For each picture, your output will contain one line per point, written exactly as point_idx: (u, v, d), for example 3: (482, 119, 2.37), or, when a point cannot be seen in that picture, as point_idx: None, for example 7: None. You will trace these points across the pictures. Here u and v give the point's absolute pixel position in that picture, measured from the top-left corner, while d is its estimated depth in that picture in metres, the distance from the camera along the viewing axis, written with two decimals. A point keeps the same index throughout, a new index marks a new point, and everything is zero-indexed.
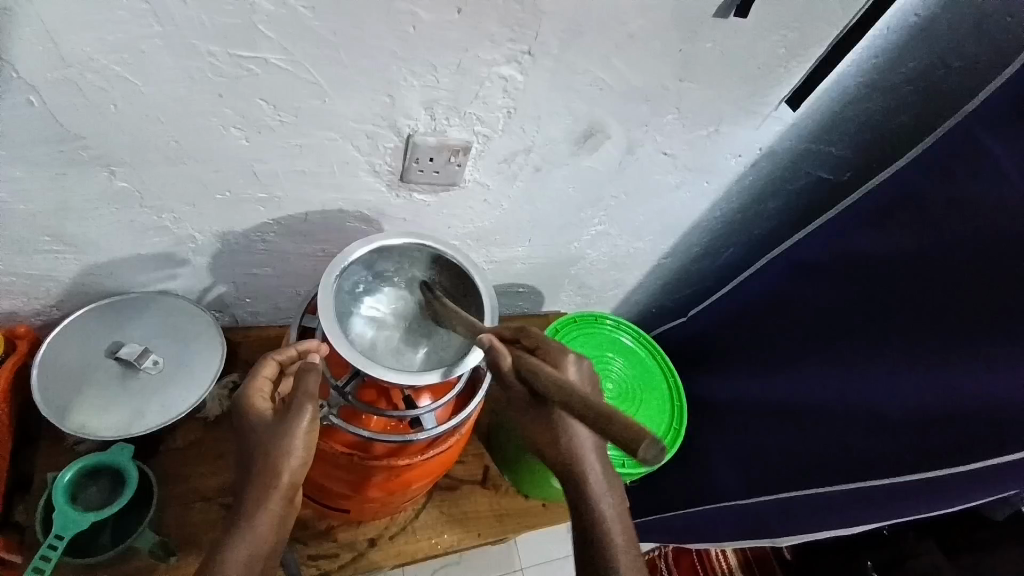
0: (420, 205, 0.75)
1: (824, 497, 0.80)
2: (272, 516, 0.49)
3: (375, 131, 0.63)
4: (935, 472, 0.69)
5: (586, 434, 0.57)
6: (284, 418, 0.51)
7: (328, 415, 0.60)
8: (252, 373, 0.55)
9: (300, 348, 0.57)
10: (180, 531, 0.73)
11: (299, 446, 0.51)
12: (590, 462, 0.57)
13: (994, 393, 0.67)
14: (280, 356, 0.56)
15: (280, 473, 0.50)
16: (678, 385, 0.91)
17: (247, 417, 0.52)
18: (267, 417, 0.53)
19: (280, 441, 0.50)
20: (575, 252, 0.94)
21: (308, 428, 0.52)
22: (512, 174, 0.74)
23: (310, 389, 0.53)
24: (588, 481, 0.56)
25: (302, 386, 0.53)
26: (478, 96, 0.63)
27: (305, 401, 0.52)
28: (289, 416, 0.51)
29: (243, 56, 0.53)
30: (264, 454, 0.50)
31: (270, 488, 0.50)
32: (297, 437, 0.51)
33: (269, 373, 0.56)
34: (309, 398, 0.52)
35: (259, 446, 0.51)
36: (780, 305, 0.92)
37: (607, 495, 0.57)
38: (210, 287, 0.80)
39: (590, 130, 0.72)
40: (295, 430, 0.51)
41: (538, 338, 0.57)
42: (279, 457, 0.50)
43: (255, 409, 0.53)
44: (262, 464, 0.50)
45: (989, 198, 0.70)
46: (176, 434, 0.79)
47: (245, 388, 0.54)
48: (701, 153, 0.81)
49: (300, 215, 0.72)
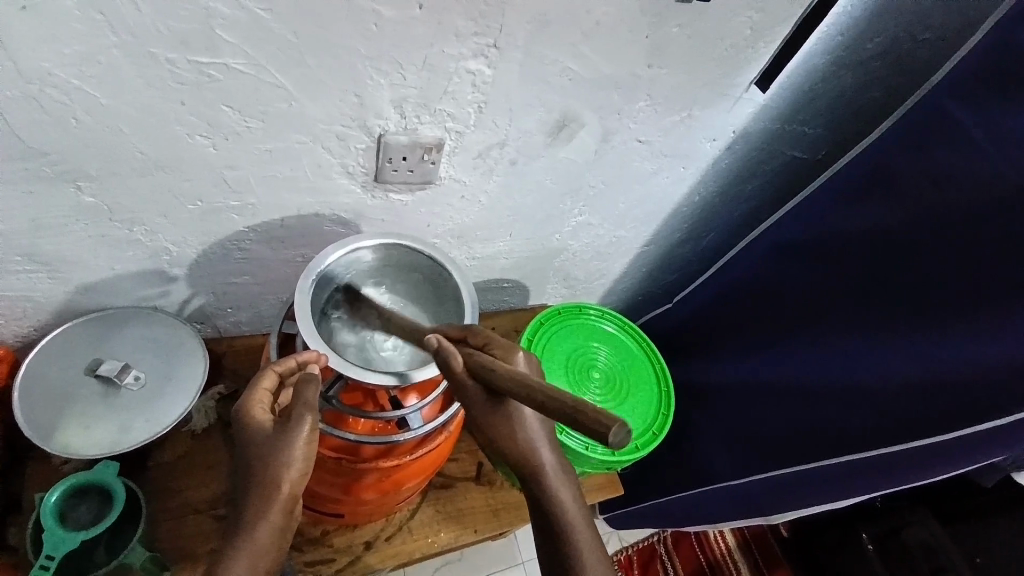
0: (397, 205, 0.74)
1: (815, 472, 0.81)
2: (272, 526, 0.48)
3: (346, 132, 0.63)
4: (929, 440, 0.70)
5: (538, 426, 0.54)
6: (283, 430, 0.51)
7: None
8: (252, 384, 0.54)
9: (300, 359, 0.56)
10: (174, 544, 0.73)
11: (299, 456, 0.50)
12: (544, 455, 0.53)
13: (976, 360, 0.68)
14: (280, 368, 0.55)
15: (279, 484, 0.49)
16: (665, 368, 0.91)
17: (245, 429, 0.51)
18: (268, 428, 0.52)
19: (279, 452, 0.50)
20: (557, 244, 0.94)
21: (309, 439, 0.51)
22: (488, 169, 0.74)
23: (309, 400, 0.53)
24: (551, 482, 0.53)
25: (301, 397, 0.52)
26: (448, 92, 0.62)
27: (304, 412, 0.52)
28: (290, 426, 0.51)
29: (204, 62, 0.52)
30: (264, 465, 0.49)
31: (270, 498, 0.49)
32: (297, 448, 0.50)
33: (268, 384, 0.55)
34: (308, 409, 0.52)
35: (257, 458, 0.50)
36: (766, 286, 0.92)
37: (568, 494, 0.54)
38: (190, 298, 0.79)
39: (563, 121, 0.72)
40: (294, 440, 0.50)
41: (484, 335, 0.55)
42: (279, 469, 0.49)
43: (254, 421, 0.52)
44: (260, 476, 0.49)
45: (960, 168, 0.71)
46: (165, 448, 0.77)
47: (244, 399, 0.53)
48: (677, 138, 0.81)
49: (277, 222, 0.71)
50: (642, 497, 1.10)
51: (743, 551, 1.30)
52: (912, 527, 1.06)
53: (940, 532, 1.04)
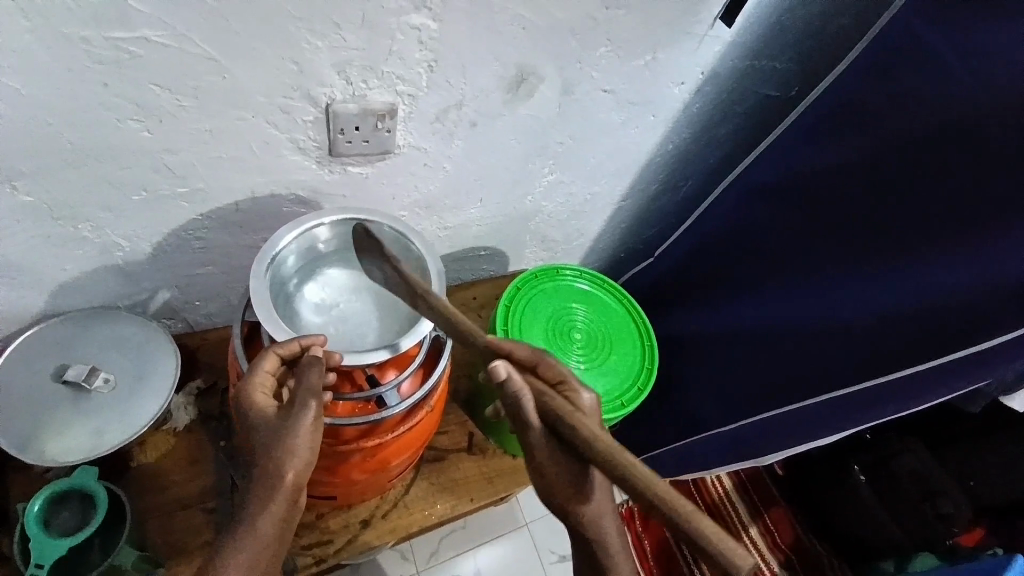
0: (357, 178, 0.71)
1: (801, 412, 0.82)
2: (275, 519, 0.48)
3: (290, 104, 0.59)
4: (903, 372, 0.70)
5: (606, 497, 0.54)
6: (287, 416, 0.50)
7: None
8: (254, 366, 0.53)
9: (303, 342, 0.55)
10: (166, 540, 0.71)
11: (303, 446, 0.49)
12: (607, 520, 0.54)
13: (953, 290, 0.67)
14: (282, 351, 0.54)
15: (284, 475, 0.48)
16: (646, 322, 0.90)
17: (250, 413, 0.51)
18: (270, 414, 0.51)
19: (283, 442, 0.49)
20: (531, 206, 0.92)
21: (312, 426, 0.50)
22: (448, 133, 0.71)
23: (312, 384, 0.51)
24: (606, 542, 0.54)
25: (305, 382, 0.51)
26: (393, 52, 0.59)
27: (308, 398, 0.51)
28: (293, 411, 0.50)
29: (121, 37, 0.48)
30: (267, 456, 0.48)
31: (272, 493, 0.48)
32: (301, 436, 0.49)
33: (271, 367, 0.54)
34: (311, 394, 0.51)
35: (262, 447, 0.49)
36: (746, 233, 0.91)
37: (620, 554, 0.54)
38: (153, 294, 0.76)
39: (521, 75, 0.68)
40: (298, 429, 0.49)
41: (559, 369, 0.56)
42: (281, 460, 0.48)
43: (257, 405, 0.51)
44: (262, 468, 0.48)
45: (933, 91, 0.69)
46: (145, 448, 0.76)
47: (247, 382, 0.53)
48: (643, 84, 0.78)
49: (231, 206, 0.67)
50: (636, 450, 1.11)
51: (740, 494, 1.29)
52: (898, 456, 1.10)
53: (927, 457, 1.07)
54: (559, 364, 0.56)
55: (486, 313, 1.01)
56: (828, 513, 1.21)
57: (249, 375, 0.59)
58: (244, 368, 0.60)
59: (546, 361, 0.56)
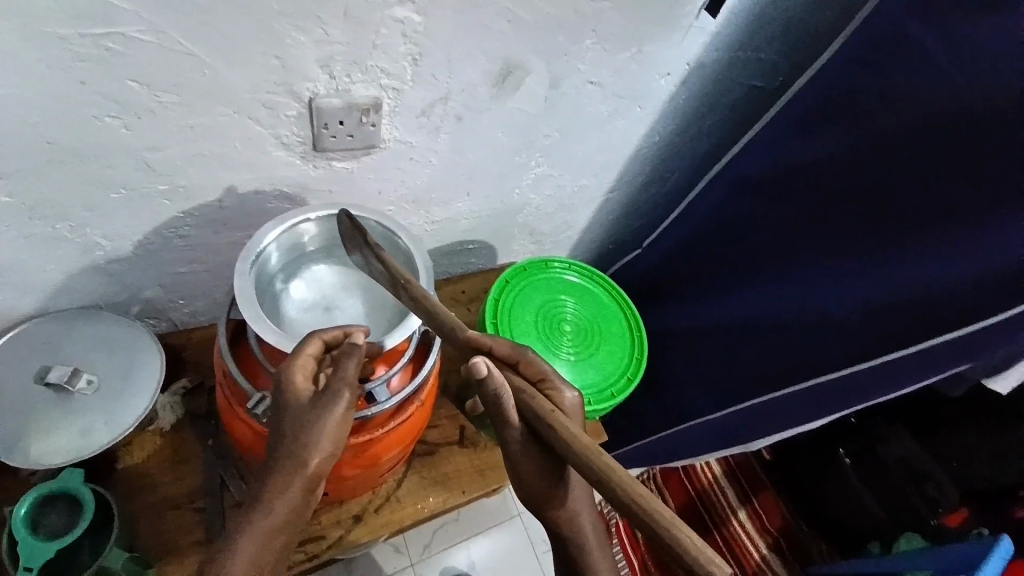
0: (342, 173, 0.70)
1: (787, 399, 0.83)
2: (290, 505, 0.48)
3: (273, 99, 0.58)
4: (886, 358, 0.72)
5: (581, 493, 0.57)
6: (321, 404, 0.50)
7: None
8: (297, 347, 0.53)
9: (346, 330, 0.56)
10: (157, 541, 0.71)
11: (331, 435, 0.49)
12: (584, 515, 0.56)
13: (933, 278, 0.68)
14: (326, 337, 0.54)
15: (305, 464, 0.48)
16: (635, 314, 0.91)
17: (285, 395, 0.50)
18: (305, 399, 0.51)
19: (313, 429, 0.49)
20: (519, 199, 0.92)
21: (342, 418, 0.50)
22: (434, 127, 0.70)
23: (349, 376, 0.51)
24: (583, 538, 0.56)
25: (343, 372, 0.51)
26: (378, 46, 0.58)
27: (344, 389, 0.50)
28: (330, 398, 0.50)
29: (99, 34, 0.47)
30: (294, 442, 0.48)
31: (290, 479, 0.48)
32: (330, 426, 0.49)
33: (313, 351, 0.53)
34: (347, 386, 0.51)
35: (292, 432, 0.49)
36: (733, 223, 0.92)
37: (597, 550, 0.57)
38: (137, 293, 0.75)
39: (507, 69, 0.68)
40: (329, 418, 0.49)
41: (539, 367, 0.56)
42: (307, 448, 0.48)
43: (294, 387, 0.51)
44: (287, 454, 0.48)
45: (913, 81, 0.69)
46: (133, 448, 0.75)
47: (287, 362, 0.52)
48: (629, 77, 0.78)
49: (214, 203, 0.66)
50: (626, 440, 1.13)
51: (727, 477, 1.31)
52: (886, 442, 1.12)
53: (915, 445, 1.09)
54: (539, 360, 0.56)
55: (475, 306, 1.01)
56: (817, 498, 1.24)
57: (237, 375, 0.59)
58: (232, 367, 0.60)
59: (527, 358, 0.56)
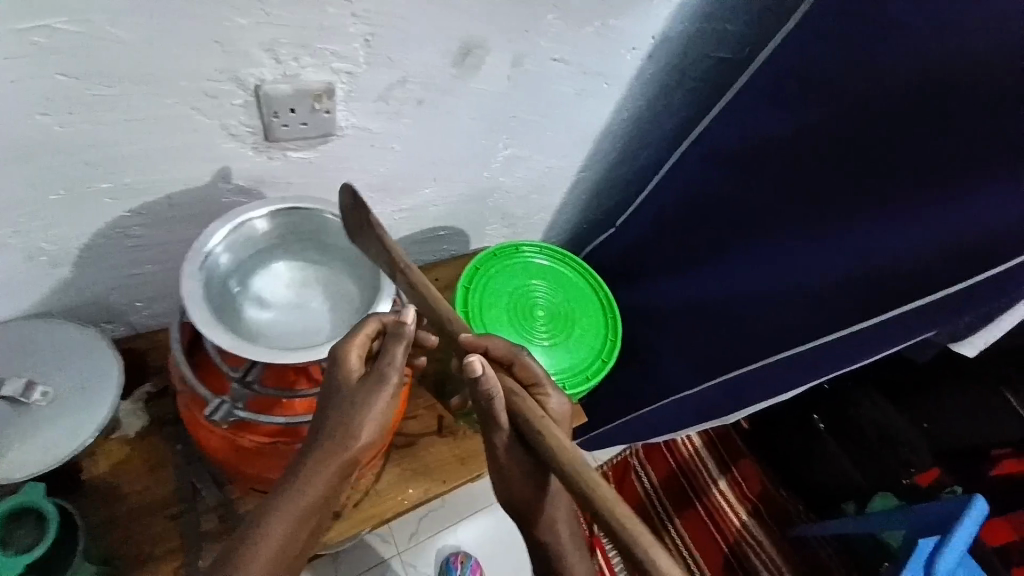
0: (300, 164, 0.67)
1: (760, 372, 0.84)
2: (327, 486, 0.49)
3: (216, 88, 0.55)
4: (854, 329, 0.72)
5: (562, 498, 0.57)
6: (372, 387, 0.51)
7: (234, 411, 0.55)
8: (356, 326, 0.53)
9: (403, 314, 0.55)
10: (127, 550, 0.69)
11: (374, 420, 0.51)
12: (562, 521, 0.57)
13: (898, 247, 0.68)
14: (385, 319, 0.54)
15: (348, 446, 0.50)
16: (609, 295, 0.90)
17: (338, 373, 0.51)
18: (355, 381, 0.51)
19: (357, 412, 0.50)
20: (489, 183, 0.90)
21: (387, 404, 0.51)
22: (395, 112, 0.68)
23: (398, 363, 0.52)
24: (561, 544, 0.56)
25: (392, 359, 0.52)
26: (326, 27, 0.55)
27: (391, 375, 0.52)
28: (379, 385, 0.51)
29: (27, 29, 0.45)
30: (339, 423, 0.50)
31: (330, 461, 0.49)
32: (375, 411, 0.50)
33: (369, 332, 0.53)
34: (395, 371, 0.52)
35: (338, 414, 0.50)
36: (705, 199, 0.91)
37: (576, 556, 0.57)
38: (91, 297, 0.71)
39: (467, 47, 0.65)
40: (376, 403, 0.50)
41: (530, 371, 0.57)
42: (351, 430, 0.50)
43: (347, 366, 0.51)
44: (333, 434, 0.50)
45: (876, 49, 0.69)
46: (98, 457, 0.72)
47: (345, 339, 0.52)
48: (594, 52, 0.76)
49: (161, 200, 0.63)
50: (608, 419, 1.13)
51: (708, 448, 1.35)
52: (858, 404, 1.17)
53: (888, 407, 1.15)
54: (533, 364, 0.57)
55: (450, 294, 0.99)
56: (793, 462, 1.30)
57: (193, 381, 0.56)
58: (188, 374, 0.57)
59: (521, 360, 0.57)
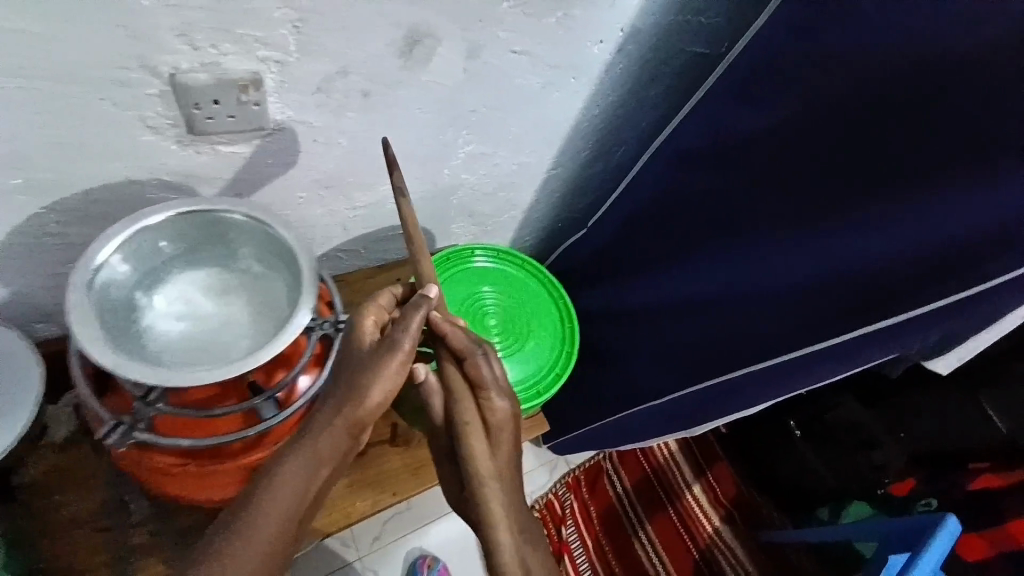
0: (232, 157, 0.62)
1: (727, 384, 0.81)
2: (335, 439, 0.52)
3: (126, 77, 0.50)
4: (820, 345, 0.68)
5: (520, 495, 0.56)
6: (383, 346, 0.54)
7: (133, 432, 0.52)
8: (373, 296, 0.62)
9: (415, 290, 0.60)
10: (56, 563, 0.66)
11: (382, 380, 0.53)
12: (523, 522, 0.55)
13: (869, 261, 0.65)
14: None
15: (358, 405, 0.52)
16: (569, 303, 0.86)
17: (353, 334, 0.59)
18: (367, 343, 0.57)
19: (364, 373, 0.53)
20: (450, 180, 0.85)
21: (399, 364, 0.54)
22: (338, 105, 0.63)
23: (411, 327, 0.54)
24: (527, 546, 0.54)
25: (406, 323, 0.55)
26: (247, 11, 0.50)
27: (402, 337, 0.54)
28: (389, 352, 0.53)
29: None
30: (348, 380, 0.54)
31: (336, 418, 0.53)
32: (385, 371, 0.53)
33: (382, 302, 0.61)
34: (408, 336, 0.54)
35: (350, 373, 0.54)
36: (677, 201, 0.87)
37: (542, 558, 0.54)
38: (15, 297, 0.67)
39: (414, 37, 0.60)
40: (387, 363, 0.53)
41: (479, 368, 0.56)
42: (359, 387, 0.52)
43: (362, 325, 0.59)
44: (342, 393, 0.53)
45: (854, 48, 0.64)
46: (28, 465, 0.68)
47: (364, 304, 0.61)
48: (558, 44, 0.71)
49: (79, 195, 0.59)
50: (577, 424, 1.10)
51: (682, 450, 1.33)
52: (836, 408, 1.10)
53: (865, 409, 1.09)
54: (482, 365, 0.56)
55: None
56: (770, 467, 1.26)
57: (89, 400, 0.53)
58: (84, 391, 0.54)
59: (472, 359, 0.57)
